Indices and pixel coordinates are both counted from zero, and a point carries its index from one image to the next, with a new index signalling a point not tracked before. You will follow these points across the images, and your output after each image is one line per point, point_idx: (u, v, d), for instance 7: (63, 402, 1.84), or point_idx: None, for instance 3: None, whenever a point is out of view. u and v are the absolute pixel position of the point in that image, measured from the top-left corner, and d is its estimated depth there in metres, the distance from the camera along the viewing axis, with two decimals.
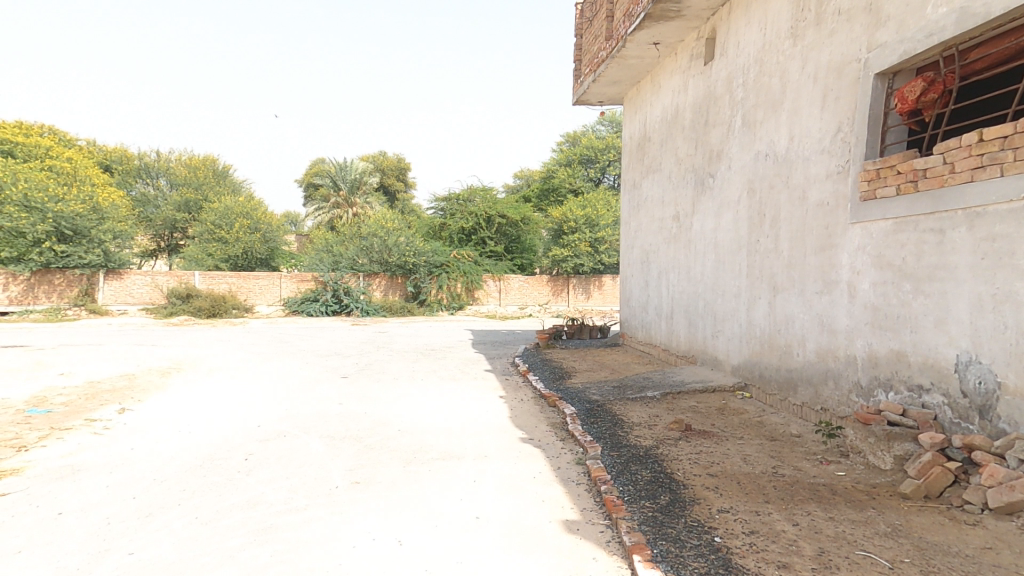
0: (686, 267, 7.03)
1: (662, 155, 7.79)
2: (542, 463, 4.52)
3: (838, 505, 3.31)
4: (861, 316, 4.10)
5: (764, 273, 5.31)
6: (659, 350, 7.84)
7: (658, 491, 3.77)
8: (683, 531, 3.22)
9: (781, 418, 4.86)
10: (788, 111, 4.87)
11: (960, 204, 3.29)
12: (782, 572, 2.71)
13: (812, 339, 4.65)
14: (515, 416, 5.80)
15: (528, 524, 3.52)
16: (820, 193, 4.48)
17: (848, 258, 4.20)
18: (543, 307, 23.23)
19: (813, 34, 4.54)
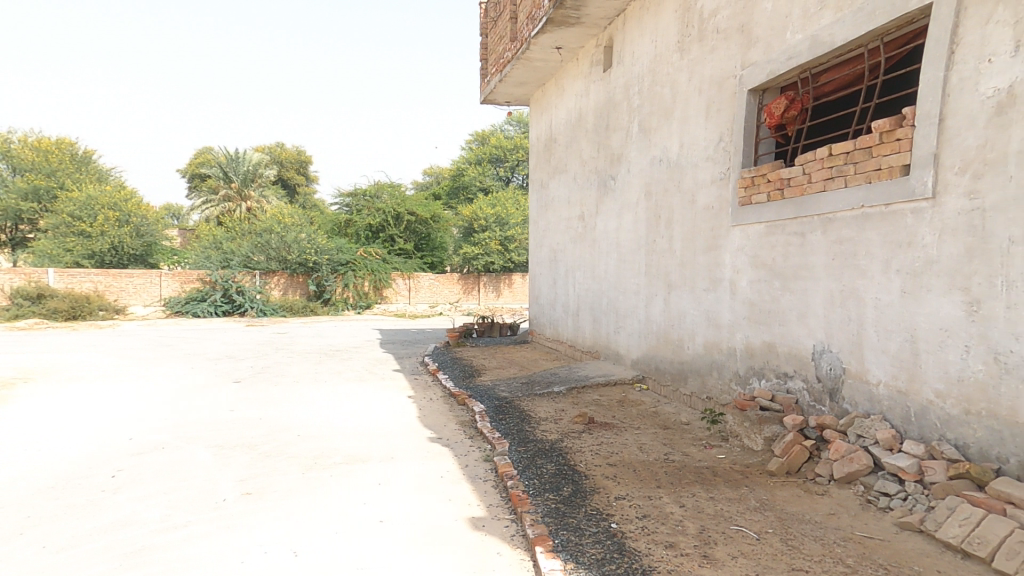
0: (592, 265, 7.30)
1: (568, 157, 8.04)
2: (450, 461, 4.51)
3: (718, 485, 3.73)
4: (740, 310, 4.61)
5: (659, 271, 5.66)
6: (566, 346, 8.11)
7: (562, 482, 3.91)
8: (583, 520, 3.39)
9: (673, 407, 5.23)
10: (678, 119, 5.21)
11: (816, 209, 3.91)
12: (668, 550, 2.99)
13: (701, 333, 5.07)
14: (424, 416, 5.74)
15: (434, 523, 3.50)
16: (707, 197, 4.89)
17: (731, 257, 4.67)
18: (454, 305, 23.18)
19: (697, 49, 4.90)
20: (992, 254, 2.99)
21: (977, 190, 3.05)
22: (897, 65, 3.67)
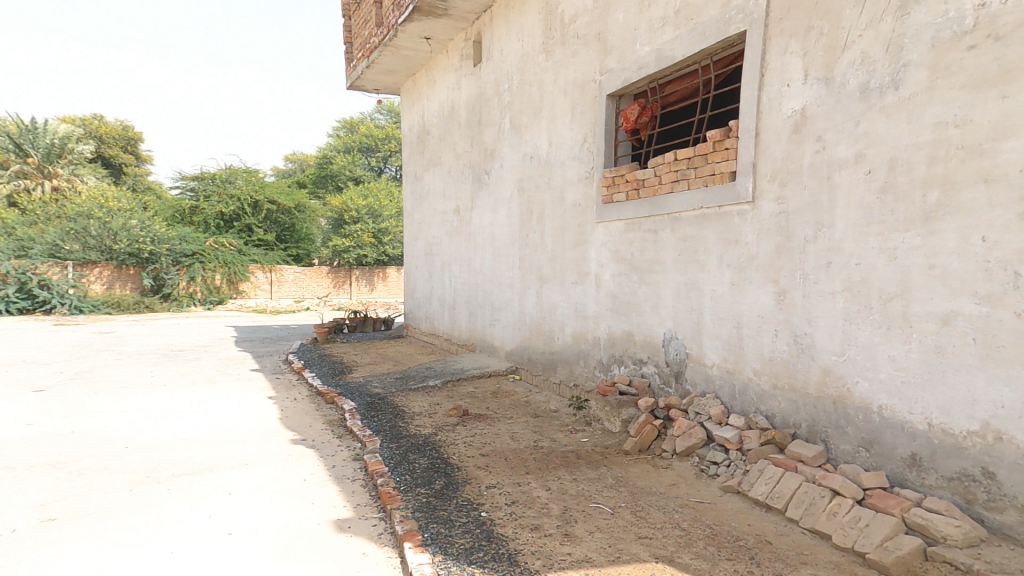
0: (467, 260, 7.45)
1: (442, 149, 8.15)
2: (315, 463, 4.27)
3: (581, 467, 4.03)
4: (604, 302, 5.07)
5: (533, 265, 5.99)
6: (442, 340, 8.21)
7: (434, 476, 3.90)
8: (453, 511, 3.45)
9: (544, 395, 5.60)
10: (546, 118, 5.62)
11: (668, 209, 4.19)
12: (532, 532, 3.26)
13: (570, 324, 5.45)
14: (285, 417, 5.41)
15: (294, 528, 3.30)
16: (574, 194, 5.32)
17: (597, 252, 5.12)
18: (321, 301, 22.62)
19: (560, 52, 5.36)
20: (792, 250, 3.76)
21: (784, 196, 3.81)
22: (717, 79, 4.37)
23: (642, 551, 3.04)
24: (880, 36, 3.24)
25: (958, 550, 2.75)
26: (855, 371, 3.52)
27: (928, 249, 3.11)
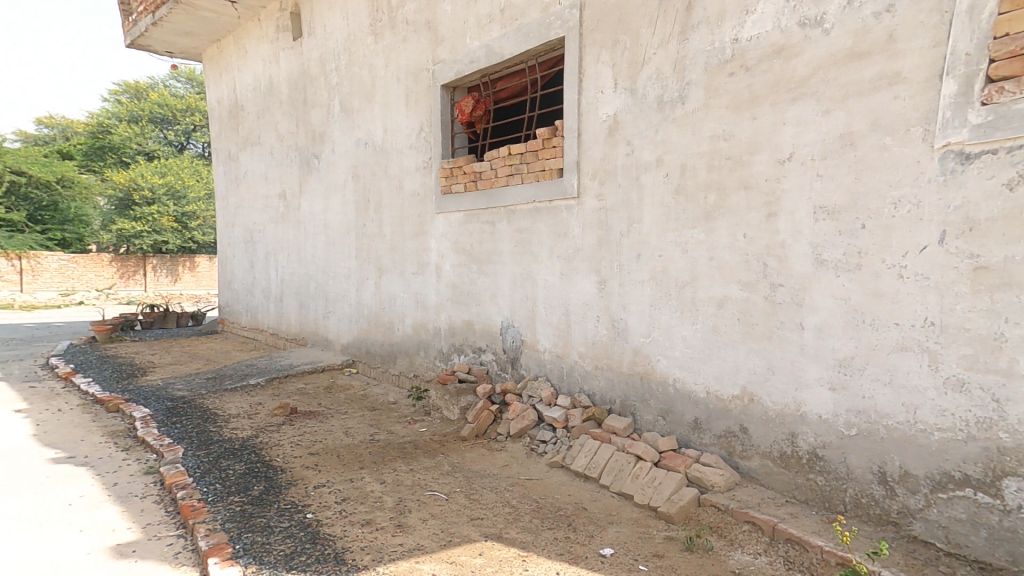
0: (297, 248, 7.71)
1: (261, 127, 8.43)
2: (92, 483, 3.68)
3: (418, 458, 4.04)
4: (446, 291, 5.40)
5: (372, 255, 6.24)
6: (264, 335, 8.59)
7: (251, 482, 3.65)
8: (274, 517, 3.28)
9: (382, 387, 5.91)
10: (379, 103, 5.95)
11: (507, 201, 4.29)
12: (364, 527, 3.26)
13: (410, 315, 5.78)
14: (49, 433, 4.70)
15: (51, 562, 2.77)
16: (413, 183, 5.64)
17: (437, 242, 5.46)
18: (104, 292, 21.96)
19: (390, 37, 5.73)
20: (611, 243, 4.23)
21: (603, 194, 4.28)
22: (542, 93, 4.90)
23: (472, 533, 3.33)
24: (668, 55, 3.91)
25: (720, 496, 3.67)
26: (658, 350, 4.15)
27: (709, 243, 3.95)
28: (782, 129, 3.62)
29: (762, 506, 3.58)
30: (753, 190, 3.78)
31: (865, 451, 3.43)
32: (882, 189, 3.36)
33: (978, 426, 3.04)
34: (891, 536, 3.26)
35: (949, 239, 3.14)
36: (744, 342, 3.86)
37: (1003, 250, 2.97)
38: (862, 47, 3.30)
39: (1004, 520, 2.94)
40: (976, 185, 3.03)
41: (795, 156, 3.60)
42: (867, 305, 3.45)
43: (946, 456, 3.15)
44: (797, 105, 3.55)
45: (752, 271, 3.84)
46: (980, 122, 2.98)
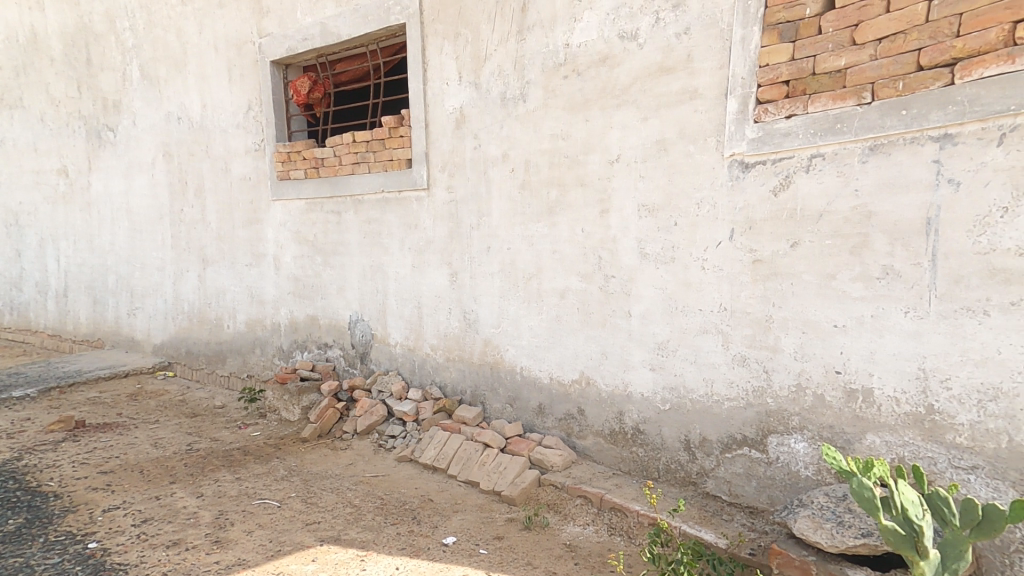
0: (88, 235, 7.29)
1: (25, 89, 7.71)
2: None
3: (246, 466, 3.95)
4: (286, 285, 5.33)
5: (195, 246, 6.09)
6: (38, 338, 7.96)
7: (10, 516, 3.33)
8: (40, 553, 2.97)
9: (205, 391, 5.88)
10: (192, 76, 5.82)
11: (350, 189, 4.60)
12: (167, 550, 3.02)
13: (242, 311, 5.74)
14: None
15: None
16: (241, 165, 5.55)
17: (274, 233, 5.38)
18: None
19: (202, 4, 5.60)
20: (461, 235, 4.33)
21: (452, 185, 4.37)
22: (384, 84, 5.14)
23: (306, 538, 3.23)
24: (507, 53, 4.09)
25: (557, 474, 3.89)
26: (506, 340, 4.28)
27: (551, 237, 4.13)
28: (610, 132, 3.89)
29: (592, 479, 3.86)
30: (588, 186, 4.01)
31: (674, 424, 3.82)
32: (689, 192, 3.77)
33: (754, 394, 3.62)
34: (691, 493, 3.75)
35: (736, 236, 3.69)
36: (582, 330, 4.07)
37: (771, 245, 3.60)
38: (669, 62, 3.68)
39: (766, 470, 3.56)
40: (752, 190, 3.62)
41: (621, 158, 3.87)
42: (680, 293, 3.84)
43: (732, 421, 3.66)
44: (621, 110, 3.84)
45: (589, 262, 4.05)
46: (755, 136, 3.53)
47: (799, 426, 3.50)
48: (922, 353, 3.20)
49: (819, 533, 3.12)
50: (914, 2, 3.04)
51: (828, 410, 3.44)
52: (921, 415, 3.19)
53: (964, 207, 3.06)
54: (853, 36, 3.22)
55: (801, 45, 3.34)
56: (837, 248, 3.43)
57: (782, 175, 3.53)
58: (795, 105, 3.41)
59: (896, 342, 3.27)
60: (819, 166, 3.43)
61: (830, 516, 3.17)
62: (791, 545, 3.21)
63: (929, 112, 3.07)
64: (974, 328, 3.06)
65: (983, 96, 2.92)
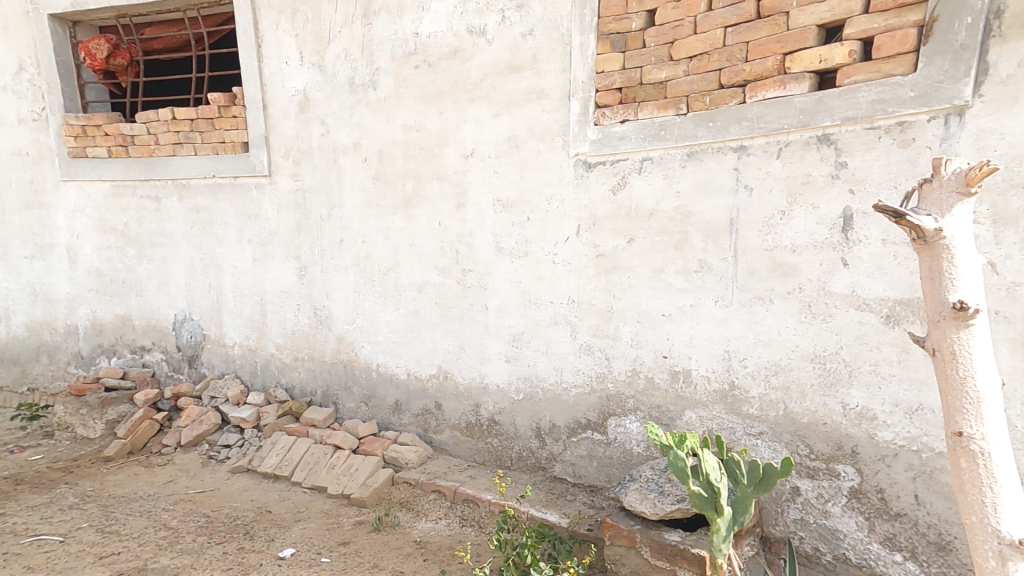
0: None
1: None
2: None
3: (20, 501, 3.86)
4: (89, 283, 5.35)
5: None
6: None
7: None
8: None
9: None
10: None
11: (171, 172, 4.76)
12: None
13: (27, 314, 5.66)
14: None
15: None
16: (20, 138, 5.43)
17: (66, 221, 5.36)
18: None
19: None
20: (311, 227, 4.27)
21: (299, 174, 4.33)
22: (210, 56, 5.18)
23: None
24: (355, 36, 4.05)
25: (412, 471, 3.83)
26: (362, 336, 4.24)
27: (409, 230, 4.08)
28: (464, 127, 3.91)
29: (446, 474, 3.85)
30: (444, 180, 4.00)
31: (528, 412, 3.95)
32: (540, 188, 3.88)
33: (596, 380, 3.85)
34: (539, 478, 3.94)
35: (582, 231, 3.86)
36: (442, 322, 4.07)
37: (612, 240, 3.83)
38: (517, 61, 3.76)
39: (606, 450, 3.81)
40: (595, 189, 3.81)
41: (476, 153, 3.89)
42: (532, 287, 3.95)
43: (578, 406, 3.87)
44: (474, 106, 3.87)
45: (446, 256, 4.05)
46: (595, 138, 3.73)
47: (633, 407, 3.78)
48: (727, 337, 3.65)
49: (644, 504, 3.42)
50: (714, 27, 3.40)
51: (656, 390, 3.77)
52: (725, 390, 3.64)
53: (755, 210, 3.54)
54: (671, 52, 3.53)
55: (629, 56, 3.58)
56: (664, 244, 3.76)
57: (618, 176, 3.76)
58: (628, 111, 3.66)
59: (708, 327, 3.70)
60: (648, 169, 3.72)
61: (654, 487, 3.49)
62: (621, 517, 3.50)
63: (729, 125, 3.49)
64: (763, 313, 3.56)
65: (767, 115, 3.38)
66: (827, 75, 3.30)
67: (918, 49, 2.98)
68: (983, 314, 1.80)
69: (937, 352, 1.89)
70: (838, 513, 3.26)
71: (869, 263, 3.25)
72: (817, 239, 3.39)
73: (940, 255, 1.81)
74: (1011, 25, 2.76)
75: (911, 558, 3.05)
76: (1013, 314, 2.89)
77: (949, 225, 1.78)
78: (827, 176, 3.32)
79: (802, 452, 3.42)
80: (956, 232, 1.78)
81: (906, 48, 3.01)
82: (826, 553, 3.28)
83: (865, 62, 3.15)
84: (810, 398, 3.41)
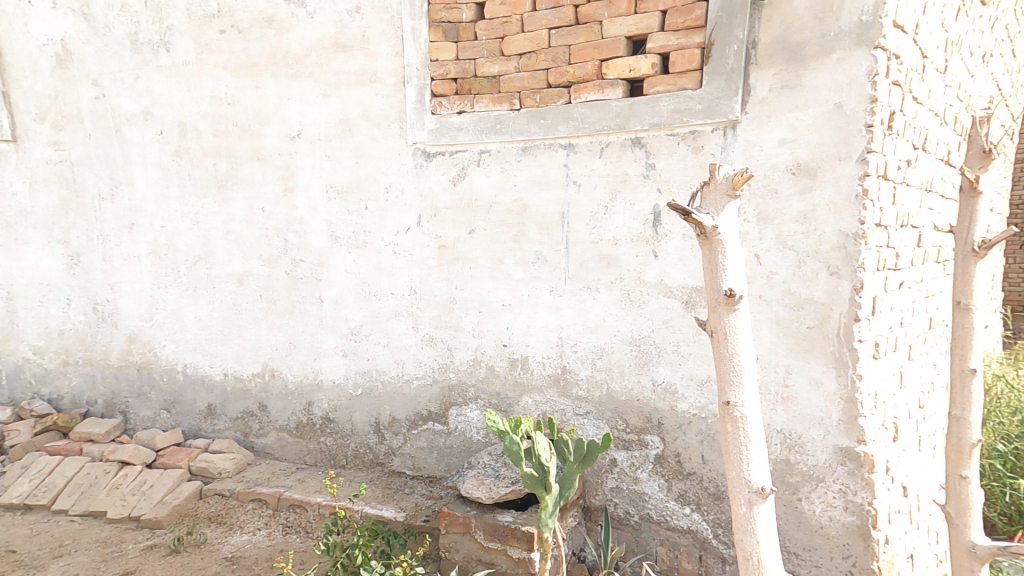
0: None
1: None
2: None
3: None
4: None
5: None
6: None
7: None
8: None
9: None
10: None
11: None
12: None
13: None
14: None
15: None
16: None
17: None
18: None
19: None
20: (86, 205, 4.19)
21: (60, 142, 4.22)
22: None
23: None
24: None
25: (225, 482, 3.69)
26: (162, 335, 4.15)
27: (224, 214, 3.95)
28: (287, 104, 3.77)
29: (270, 480, 3.71)
30: (265, 161, 3.83)
31: (365, 408, 3.85)
32: (377, 175, 3.72)
33: (438, 370, 3.79)
34: (377, 474, 3.84)
35: (423, 222, 3.73)
36: (266, 319, 3.94)
37: (454, 231, 3.72)
38: (345, 39, 3.64)
39: (446, 440, 3.79)
40: (435, 178, 3.69)
41: (301, 133, 3.74)
42: (371, 278, 3.80)
43: (420, 398, 3.81)
44: (298, 82, 3.73)
45: (272, 246, 3.90)
46: (433, 128, 3.62)
47: (474, 397, 3.78)
48: (561, 324, 3.71)
49: (480, 489, 3.43)
50: (540, 27, 3.47)
51: (496, 378, 3.77)
52: (557, 374, 3.73)
53: (583, 204, 3.61)
54: (502, 47, 3.54)
55: (461, 47, 3.55)
56: (506, 236, 3.71)
57: (458, 167, 3.66)
58: (464, 103, 3.59)
59: (547, 315, 3.72)
60: (487, 161, 3.65)
61: (491, 472, 3.53)
62: (457, 505, 3.45)
63: (558, 124, 3.55)
64: (592, 302, 3.67)
65: (589, 116, 3.50)
66: (637, 84, 3.52)
67: (701, 68, 3.31)
68: (746, 300, 1.93)
69: (713, 333, 1.99)
70: (646, 478, 3.56)
71: (673, 255, 3.46)
72: (633, 233, 3.56)
73: (716, 249, 1.89)
74: (763, 56, 3.21)
75: (696, 509, 3.41)
76: (769, 298, 3.34)
77: (723, 223, 1.87)
78: (640, 175, 3.50)
79: (620, 427, 3.65)
80: (729, 229, 1.88)
81: (693, 66, 3.34)
82: (635, 515, 3.58)
83: (666, 75, 3.42)
84: (627, 377, 3.62)
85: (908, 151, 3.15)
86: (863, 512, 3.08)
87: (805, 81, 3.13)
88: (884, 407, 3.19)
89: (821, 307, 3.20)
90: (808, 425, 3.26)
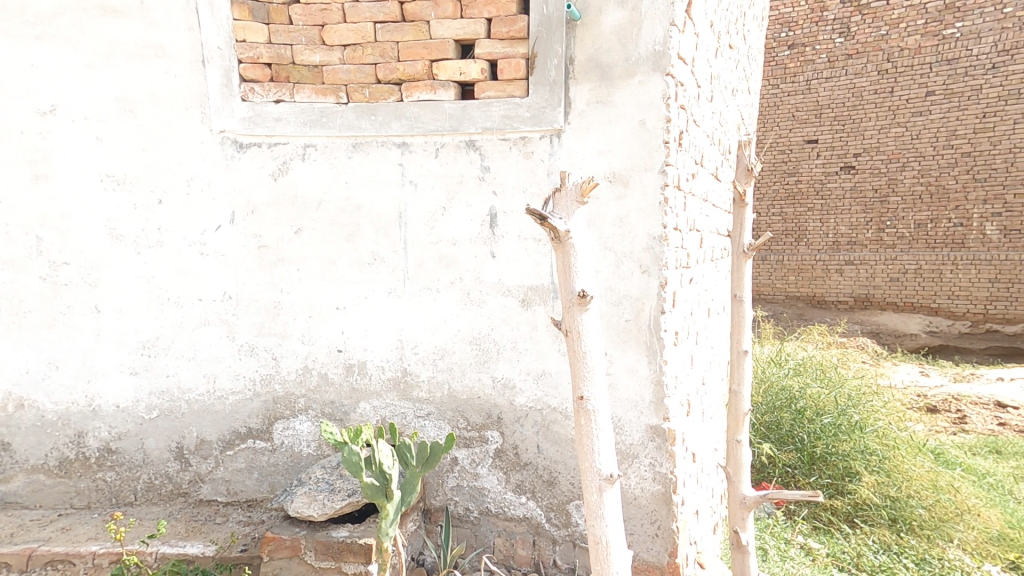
0: None
1: None
2: None
3: None
4: None
5: None
6: None
7: None
8: None
9: None
10: None
11: None
12: None
13: None
14: None
15: None
16: None
17: None
18: None
19: None
20: None
21: None
22: None
23: None
24: None
25: None
26: None
27: None
28: (28, 72, 3.25)
29: (15, 536, 3.19)
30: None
31: (162, 433, 3.48)
32: (173, 165, 3.33)
33: (260, 383, 3.48)
34: (179, 506, 3.48)
35: (238, 219, 3.38)
36: (9, 334, 3.41)
37: (275, 230, 3.41)
38: (116, 4, 3.21)
39: (269, 458, 3.51)
40: (251, 172, 3.36)
41: (56, 110, 3.27)
42: (171, 283, 3.40)
43: (236, 414, 3.48)
44: (44, 47, 3.24)
45: (15, 246, 3.36)
46: (245, 116, 3.30)
47: (303, 407, 3.50)
48: (400, 327, 3.51)
49: (312, 506, 3.10)
50: (362, 20, 3.32)
51: (329, 386, 3.52)
52: (397, 378, 3.53)
53: (419, 205, 3.42)
54: (322, 36, 3.35)
55: (274, 31, 3.31)
56: (336, 234, 3.44)
57: (279, 160, 3.37)
58: (281, 91, 3.33)
59: (382, 317, 3.50)
60: (312, 156, 3.38)
61: (325, 486, 3.21)
62: (284, 526, 3.08)
63: (390, 121, 3.36)
64: (431, 302, 3.48)
65: (422, 116, 3.35)
66: (469, 88, 3.45)
67: (527, 78, 3.32)
68: (598, 302, 1.94)
69: (568, 332, 1.98)
70: (485, 472, 3.57)
71: (509, 255, 3.40)
72: (470, 234, 3.43)
73: (569, 253, 1.87)
74: (580, 70, 3.27)
75: (531, 497, 3.52)
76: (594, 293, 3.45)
77: (574, 228, 1.84)
78: (475, 177, 3.39)
79: (461, 425, 3.56)
80: (579, 236, 1.88)
81: (519, 74, 3.33)
82: (474, 510, 3.60)
83: (495, 81, 3.38)
84: (467, 375, 3.51)
85: (692, 165, 3.63)
86: (666, 480, 3.45)
87: (614, 97, 3.25)
88: (680, 386, 3.60)
89: (635, 302, 3.42)
90: (626, 408, 3.50)
